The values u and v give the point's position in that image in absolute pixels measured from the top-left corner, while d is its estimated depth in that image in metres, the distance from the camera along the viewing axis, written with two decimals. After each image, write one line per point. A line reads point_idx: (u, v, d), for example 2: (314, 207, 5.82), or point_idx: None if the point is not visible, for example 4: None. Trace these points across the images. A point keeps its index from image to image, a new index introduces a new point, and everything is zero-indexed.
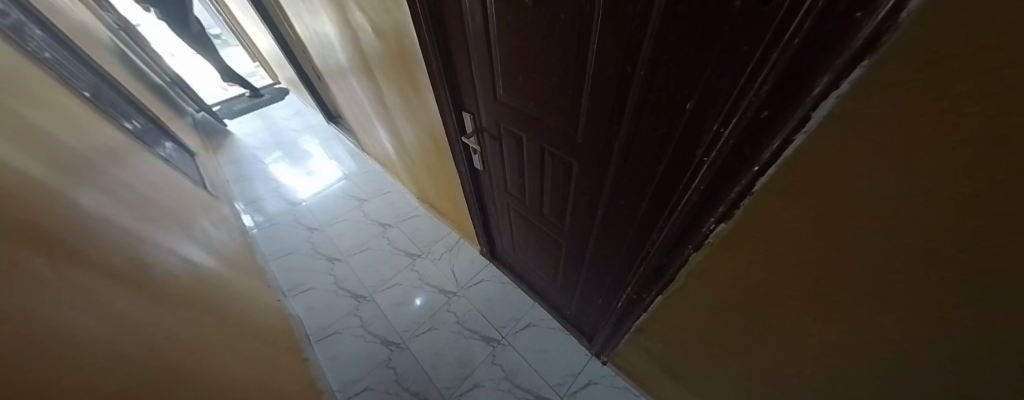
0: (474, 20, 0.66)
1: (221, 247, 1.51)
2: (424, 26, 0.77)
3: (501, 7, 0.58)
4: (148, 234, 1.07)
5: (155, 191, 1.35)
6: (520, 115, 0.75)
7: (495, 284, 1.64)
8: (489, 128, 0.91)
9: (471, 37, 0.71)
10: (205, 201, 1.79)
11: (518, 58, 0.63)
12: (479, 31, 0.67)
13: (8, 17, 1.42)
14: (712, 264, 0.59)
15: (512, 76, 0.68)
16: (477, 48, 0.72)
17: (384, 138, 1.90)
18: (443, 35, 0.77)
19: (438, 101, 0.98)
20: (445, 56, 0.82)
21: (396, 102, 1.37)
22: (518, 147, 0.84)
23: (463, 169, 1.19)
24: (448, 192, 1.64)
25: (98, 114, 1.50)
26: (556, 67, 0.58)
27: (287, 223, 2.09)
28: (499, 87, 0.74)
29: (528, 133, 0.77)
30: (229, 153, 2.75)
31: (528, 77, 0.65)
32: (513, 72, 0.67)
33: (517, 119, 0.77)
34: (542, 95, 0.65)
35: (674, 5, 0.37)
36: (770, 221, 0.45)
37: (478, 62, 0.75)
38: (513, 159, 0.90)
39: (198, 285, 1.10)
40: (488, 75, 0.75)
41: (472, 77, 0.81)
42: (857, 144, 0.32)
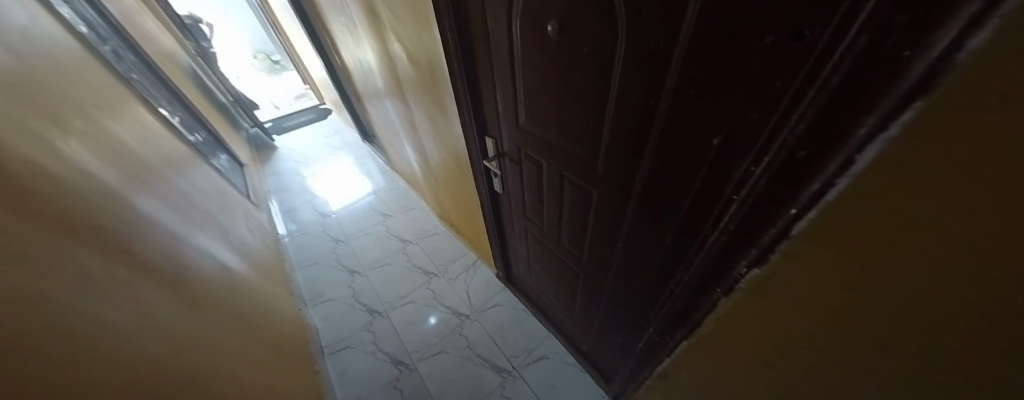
0: (500, 51, 0.69)
1: (254, 252, 1.60)
2: (453, 56, 0.81)
3: (527, 39, 0.60)
4: (191, 237, 1.16)
5: (203, 198, 1.47)
6: (541, 142, 0.75)
7: (509, 309, 1.60)
8: (510, 153, 0.92)
9: (497, 67, 0.74)
10: (248, 211, 1.94)
11: (541, 87, 0.65)
12: (505, 61, 0.70)
13: (108, 45, 1.69)
14: (739, 317, 0.52)
15: (534, 105, 0.69)
16: (502, 75, 0.74)
17: (412, 156, 1.97)
18: (471, 65, 0.81)
19: (463, 126, 1.02)
20: (473, 83, 0.85)
21: (425, 123, 1.43)
22: (539, 173, 0.84)
23: (484, 191, 1.20)
24: (467, 212, 1.65)
25: (167, 127, 1.70)
26: (577, 98, 0.58)
27: (316, 234, 2.20)
28: (522, 114, 0.75)
29: (548, 159, 0.77)
30: (273, 166, 2.99)
31: (550, 106, 0.65)
32: (535, 101, 0.68)
33: (537, 146, 0.77)
34: (563, 123, 0.65)
35: (700, 39, 0.36)
36: (806, 275, 0.39)
37: (503, 89, 0.77)
38: (533, 184, 0.90)
39: (229, 289, 1.17)
40: (511, 102, 0.77)
41: (497, 104, 0.83)
42: (906, 200, 0.27)
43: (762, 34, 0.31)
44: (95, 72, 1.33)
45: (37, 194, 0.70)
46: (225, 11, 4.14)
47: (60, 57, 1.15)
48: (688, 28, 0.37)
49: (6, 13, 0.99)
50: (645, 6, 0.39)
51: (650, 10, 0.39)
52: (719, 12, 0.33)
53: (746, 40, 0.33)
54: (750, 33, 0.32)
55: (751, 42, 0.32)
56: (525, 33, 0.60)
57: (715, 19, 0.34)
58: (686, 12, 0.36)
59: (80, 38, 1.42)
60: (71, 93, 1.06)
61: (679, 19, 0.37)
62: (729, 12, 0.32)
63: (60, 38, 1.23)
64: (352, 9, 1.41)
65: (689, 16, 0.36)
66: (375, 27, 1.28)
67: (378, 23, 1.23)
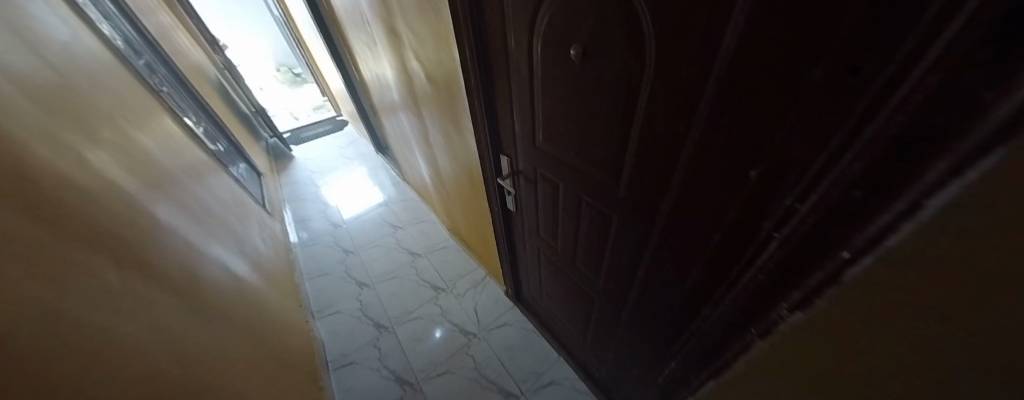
0: (520, 71, 0.69)
1: (265, 262, 1.61)
2: (472, 75, 0.82)
3: (548, 61, 0.59)
4: (206, 246, 1.18)
5: (221, 208, 1.50)
6: (559, 163, 0.73)
7: (518, 329, 1.55)
8: (525, 172, 0.90)
9: (516, 88, 0.73)
10: (262, 220, 1.97)
11: (561, 109, 0.63)
12: (524, 82, 0.69)
13: (142, 59, 1.78)
14: (773, 369, 0.47)
15: (553, 127, 0.68)
16: (520, 95, 0.73)
17: (424, 169, 1.98)
18: (490, 84, 0.81)
19: (478, 143, 1.01)
20: (490, 102, 0.85)
21: (439, 137, 1.44)
22: (555, 193, 0.82)
23: (496, 208, 1.18)
24: (478, 227, 1.63)
25: (191, 137, 1.75)
26: (599, 123, 0.56)
27: (326, 245, 2.21)
28: (540, 135, 0.74)
29: (565, 181, 0.75)
30: (289, 175, 3.07)
31: (570, 128, 0.64)
32: (554, 121, 0.67)
33: (555, 166, 0.75)
34: (584, 145, 0.63)
35: (738, 70, 0.35)
36: (854, 331, 0.35)
37: (521, 109, 0.76)
38: (548, 205, 0.88)
39: (239, 299, 1.17)
40: (529, 123, 0.76)
41: (514, 123, 0.82)
42: (978, 260, 0.23)
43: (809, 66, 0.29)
44: (127, 85, 1.39)
45: (60, 204, 0.71)
46: (252, 26, 4.35)
47: (97, 71, 1.21)
48: (724, 57, 0.35)
49: (48, 29, 1.05)
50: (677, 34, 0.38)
51: (682, 37, 0.38)
52: (759, 43, 0.32)
53: (789, 72, 0.31)
54: (795, 66, 0.30)
55: (795, 74, 0.30)
56: (546, 56, 0.59)
57: (754, 51, 0.32)
58: (721, 42, 0.34)
59: (116, 52, 1.49)
60: (102, 104, 1.10)
61: (715, 48, 0.35)
62: (771, 42, 0.31)
63: (98, 53, 1.30)
64: (373, 26, 1.45)
65: (724, 46, 0.34)
66: (394, 44, 1.30)
67: (397, 41, 1.25)
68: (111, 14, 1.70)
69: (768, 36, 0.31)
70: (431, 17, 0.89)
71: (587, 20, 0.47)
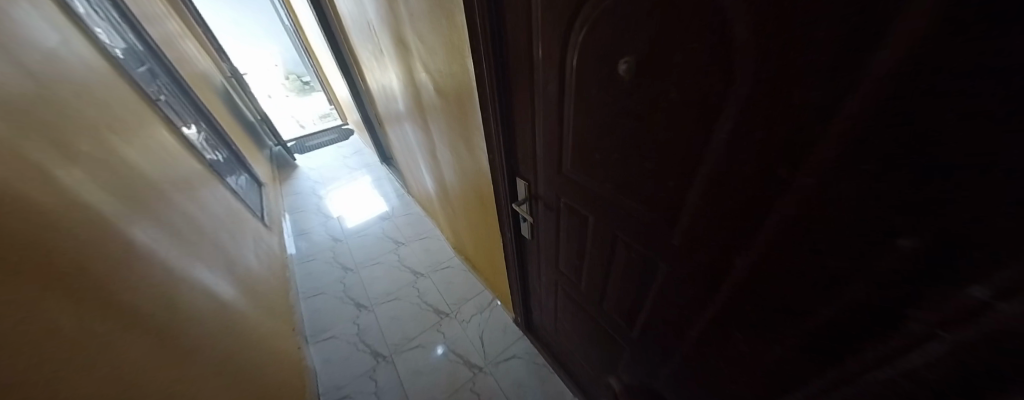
0: (545, 87, 0.58)
1: (257, 282, 1.50)
2: (487, 90, 0.72)
3: (586, 76, 0.49)
4: (190, 270, 1.07)
5: (211, 225, 1.40)
6: (590, 193, 0.62)
7: (528, 363, 1.42)
8: (546, 198, 0.79)
9: (541, 106, 0.63)
10: (259, 234, 1.87)
11: (598, 133, 0.53)
12: (552, 100, 0.58)
13: (141, 66, 1.73)
14: None
15: (585, 152, 0.58)
16: (545, 114, 0.63)
17: (429, 184, 1.88)
18: (508, 100, 0.71)
19: (491, 164, 0.91)
20: (507, 120, 0.75)
21: (446, 153, 1.34)
22: (581, 224, 0.70)
23: (509, 234, 1.07)
24: (486, 248, 1.52)
25: (186, 147, 1.68)
26: (652, 153, 0.45)
27: (326, 261, 2.11)
28: (567, 159, 0.64)
29: (595, 213, 0.64)
30: (292, 185, 3.00)
31: (609, 155, 0.53)
32: (586, 146, 0.57)
33: (584, 196, 0.64)
34: (625, 176, 0.52)
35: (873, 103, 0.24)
36: None
37: (544, 129, 0.65)
38: (573, 238, 0.76)
39: (223, 330, 1.06)
40: (554, 146, 0.65)
41: (534, 144, 0.72)
42: None
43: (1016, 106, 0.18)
44: (120, 93, 1.32)
45: (22, 233, 0.62)
46: (263, 35, 4.37)
47: (84, 79, 1.14)
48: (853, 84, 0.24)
49: (34, 36, 0.98)
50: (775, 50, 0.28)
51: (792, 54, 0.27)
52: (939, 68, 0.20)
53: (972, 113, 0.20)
54: (983, 106, 0.20)
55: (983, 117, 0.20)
56: (584, 71, 0.48)
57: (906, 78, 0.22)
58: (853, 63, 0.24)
59: (111, 59, 1.43)
60: (86, 115, 1.03)
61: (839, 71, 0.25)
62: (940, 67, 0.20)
63: (89, 60, 1.23)
64: (380, 36, 1.37)
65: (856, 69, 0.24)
66: (401, 54, 1.22)
67: (404, 51, 1.17)
68: (111, 21, 1.66)
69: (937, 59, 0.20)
70: (444, 26, 0.80)
71: (643, 28, 0.37)
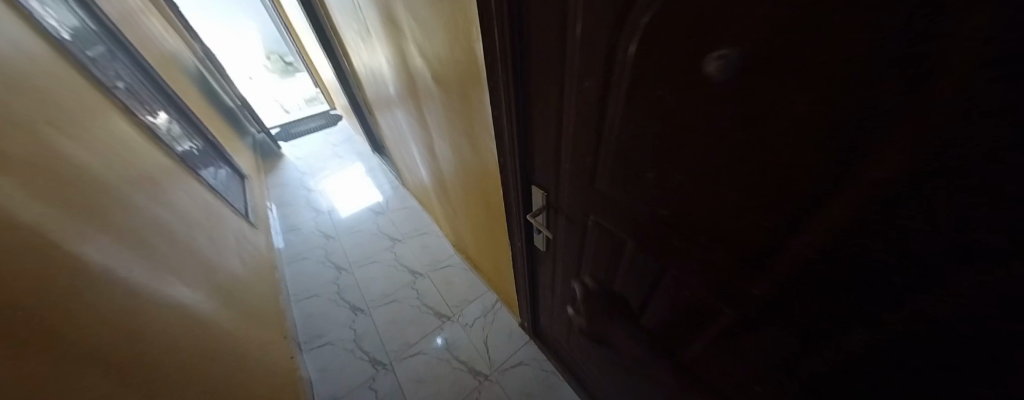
0: (577, 90, 0.47)
1: (241, 289, 1.39)
2: (501, 85, 0.58)
3: (644, 78, 0.36)
4: (159, 287, 0.95)
5: (184, 227, 1.28)
6: (626, 216, 0.52)
7: (535, 370, 1.35)
8: (566, 213, 0.68)
9: (570, 111, 0.50)
10: (243, 234, 1.75)
11: (643, 147, 0.42)
12: (589, 104, 0.45)
13: (94, 46, 1.52)
14: None
15: (619, 169, 0.47)
16: (571, 121, 0.51)
17: (426, 178, 1.74)
18: (527, 100, 0.58)
19: (501, 169, 0.78)
20: (523, 122, 0.62)
21: (445, 150, 1.21)
22: (612, 245, 0.60)
23: (519, 244, 0.96)
24: (489, 250, 1.41)
25: (152, 140, 1.50)
26: (739, 184, 0.34)
27: (317, 260, 1.99)
28: (597, 175, 0.53)
29: (627, 237, 0.54)
30: (278, 176, 2.82)
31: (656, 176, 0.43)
32: (622, 163, 0.46)
33: (617, 217, 0.54)
34: (670, 201, 0.43)
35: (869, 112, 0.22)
36: None
37: (569, 138, 0.53)
38: (603, 259, 0.66)
39: (201, 352, 0.95)
40: (582, 159, 0.53)
41: (555, 153, 0.60)
42: None
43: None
44: (63, 79, 1.14)
45: None
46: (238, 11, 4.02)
47: (15, 63, 0.96)
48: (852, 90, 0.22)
49: None
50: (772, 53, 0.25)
51: None
52: None
53: None
54: None
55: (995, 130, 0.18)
56: (644, 70, 0.36)
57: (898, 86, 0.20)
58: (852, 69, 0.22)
59: (54, 39, 1.24)
60: (18, 109, 0.86)
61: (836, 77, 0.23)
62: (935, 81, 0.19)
63: (22, 41, 1.05)
64: (366, 13, 1.19)
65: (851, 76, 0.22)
66: (392, 35, 1.06)
67: (396, 31, 1.01)
68: None
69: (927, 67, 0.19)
70: (442, 1, 0.65)
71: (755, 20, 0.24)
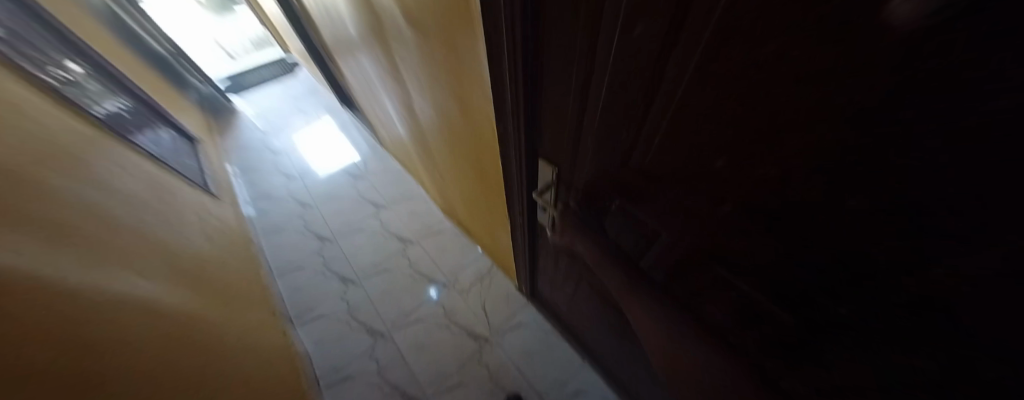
0: (607, 40, 0.32)
1: (212, 271, 1.27)
2: (502, 33, 0.41)
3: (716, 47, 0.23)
4: (108, 283, 0.83)
5: (126, 207, 1.12)
6: (659, 200, 0.42)
7: (533, 331, 1.37)
8: (581, 190, 0.57)
9: (600, 69, 0.36)
10: (204, 208, 1.58)
11: (679, 127, 0.31)
12: (636, 68, 0.31)
13: None
14: None
15: (651, 146, 0.37)
16: (598, 82, 0.38)
17: (405, 138, 1.55)
18: (539, 51, 0.42)
19: (501, 142, 0.64)
20: (529, 81, 0.46)
21: (423, 109, 1.02)
22: (641, 227, 0.51)
23: (519, 218, 0.87)
24: (482, 217, 1.32)
25: (58, 102, 1.22)
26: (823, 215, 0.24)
27: (296, 231, 1.86)
28: (625, 151, 0.41)
29: (657, 221, 0.46)
30: (236, 138, 2.51)
31: (693, 162, 0.33)
32: (656, 140, 0.36)
33: (651, 200, 0.44)
34: (703, 192, 0.34)
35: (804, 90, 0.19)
36: None
37: (597, 104, 0.40)
38: (629, 245, 0.57)
39: (175, 347, 0.87)
40: (610, 131, 0.41)
41: (574, 123, 0.46)
42: None
43: (943, 119, 0.14)
44: None
45: None
46: None
47: None
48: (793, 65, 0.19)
49: None
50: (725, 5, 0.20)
51: None
52: None
53: None
54: None
55: None
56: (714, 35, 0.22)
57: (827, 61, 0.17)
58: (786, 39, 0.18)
59: None
60: None
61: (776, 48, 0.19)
62: None
63: None
64: None
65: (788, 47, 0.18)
66: None
67: None
68: None
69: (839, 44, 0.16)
70: None
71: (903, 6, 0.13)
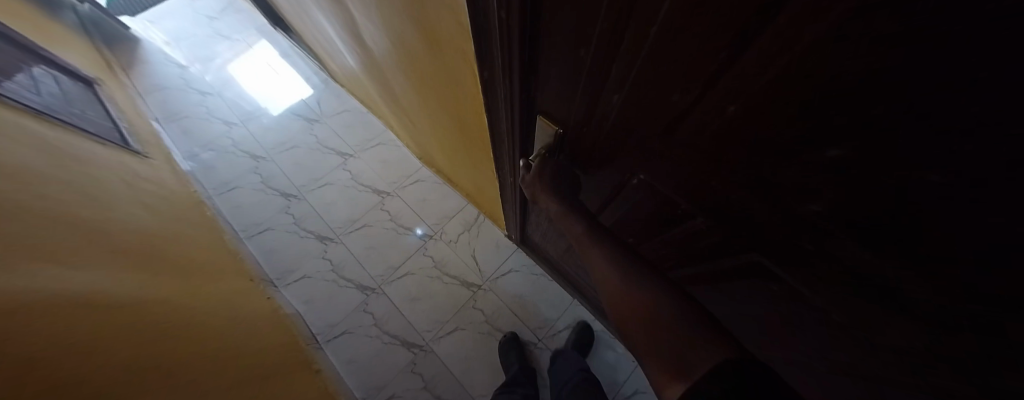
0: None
1: (166, 245, 1.14)
2: None
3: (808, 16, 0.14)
4: (32, 283, 0.70)
5: (28, 182, 0.92)
6: (680, 175, 0.36)
7: (525, 275, 1.39)
8: (586, 151, 0.48)
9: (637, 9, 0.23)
10: (131, 171, 1.33)
11: (726, 96, 0.24)
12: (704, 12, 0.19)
13: None
14: None
15: (685, 116, 0.28)
16: (626, 28, 0.26)
17: (361, 75, 1.28)
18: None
19: (487, 100, 0.49)
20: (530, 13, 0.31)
21: (375, 41, 0.79)
22: (654, 197, 0.44)
23: (510, 179, 0.75)
24: (465, 168, 1.19)
25: None
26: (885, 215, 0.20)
27: (253, 188, 1.66)
28: (653, 119, 0.32)
29: (675, 193, 0.39)
30: (147, 77, 2.03)
31: (734, 139, 0.26)
32: (696, 109, 0.27)
33: (677, 176, 0.36)
34: (729, 167, 0.29)
35: (835, 78, 0.16)
36: None
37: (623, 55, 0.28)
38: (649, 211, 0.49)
39: (144, 337, 0.80)
40: (637, 93, 0.30)
41: (590, 76, 0.34)
42: None
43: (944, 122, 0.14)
44: None
45: None
46: None
47: None
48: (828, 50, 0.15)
49: None
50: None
51: None
52: None
53: None
54: None
55: None
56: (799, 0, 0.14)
57: (855, 52, 0.14)
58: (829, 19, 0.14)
59: None
60: None
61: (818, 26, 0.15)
62: None
63: None
64: None
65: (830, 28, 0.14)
66: None
67: None
68: None
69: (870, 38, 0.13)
70: None
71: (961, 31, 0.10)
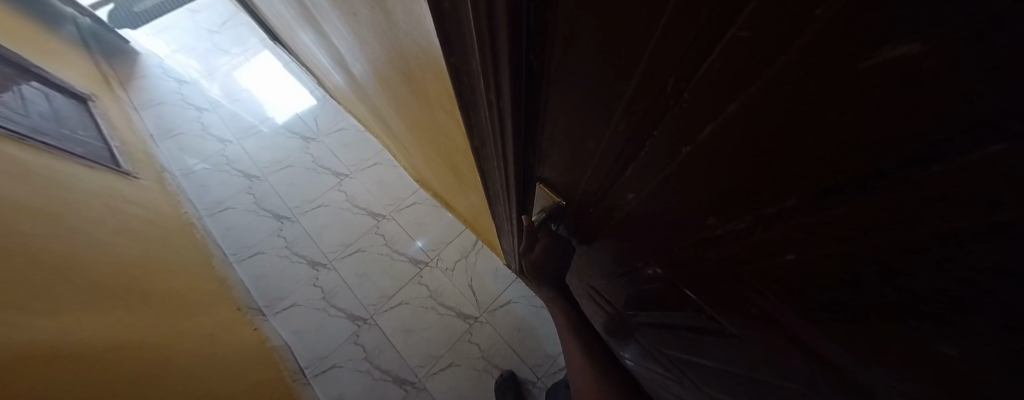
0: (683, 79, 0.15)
1: (151, 276, 1.09)
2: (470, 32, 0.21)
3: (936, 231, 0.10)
4: (21, 326, 0.68)
5: (11, 215, 0.88)
6: (700, 284, 0.30)
7: (525, 307, 1.32)
8: (590, 227, 0.42)
9: (669, 115, 0.19)
10: (117, 195, 1.29)
11: (765, 234, 0.18)
12: (791, 143, 0.13)
13: None
14: None
15: (714, 235, 0.23)
16: (649, 131, 0.21)
17: (355, 99, 1.22)
18: (552, 55, 0.22)
19: (482, 160, 0.43)
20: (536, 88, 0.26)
21: (365, 78, 0.73)
22: (665, 292, 0.38)
23: (506, 228, 0.68)
24: (462, 198, 1.12)
25: None
26: None
27: (246, 209, 1.62)
28: (673, 225, 0.26)
29: (691, 299, 0.33)
30: (146, 91, 2.01)
31: (771, 277, 0.20)
32: (729, 233, 0.21)
33: (695, 282, 0.30)
34: (756, 301, 0.23)
35: (931, 294, 0.11)
36: None
37: (643, 155, 0.23)
38: (655, 301, 0.42)
39: (135, 378, 0.77)
40: (657, 195, 0.25)
41: (602, 165, 0.29)
42: None
43: None
44: None
45: None
46: None
47: None
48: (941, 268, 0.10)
49: None
50: (858, 120, 0.10)
51: None
52: None
53: None
54: None
55: None
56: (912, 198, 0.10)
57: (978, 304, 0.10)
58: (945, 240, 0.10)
59: None
60: None
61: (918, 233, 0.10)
62: None
63: None
64: None
65: (942, 247, 0.10)
66: None
67: None
68: None
69: (977, 254, 0.09)
70: None
71: None
